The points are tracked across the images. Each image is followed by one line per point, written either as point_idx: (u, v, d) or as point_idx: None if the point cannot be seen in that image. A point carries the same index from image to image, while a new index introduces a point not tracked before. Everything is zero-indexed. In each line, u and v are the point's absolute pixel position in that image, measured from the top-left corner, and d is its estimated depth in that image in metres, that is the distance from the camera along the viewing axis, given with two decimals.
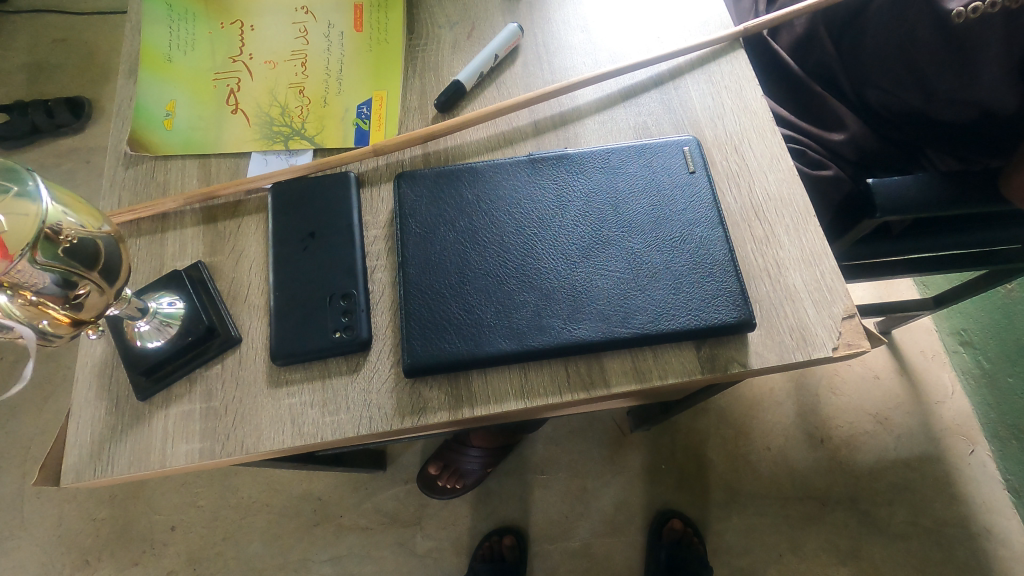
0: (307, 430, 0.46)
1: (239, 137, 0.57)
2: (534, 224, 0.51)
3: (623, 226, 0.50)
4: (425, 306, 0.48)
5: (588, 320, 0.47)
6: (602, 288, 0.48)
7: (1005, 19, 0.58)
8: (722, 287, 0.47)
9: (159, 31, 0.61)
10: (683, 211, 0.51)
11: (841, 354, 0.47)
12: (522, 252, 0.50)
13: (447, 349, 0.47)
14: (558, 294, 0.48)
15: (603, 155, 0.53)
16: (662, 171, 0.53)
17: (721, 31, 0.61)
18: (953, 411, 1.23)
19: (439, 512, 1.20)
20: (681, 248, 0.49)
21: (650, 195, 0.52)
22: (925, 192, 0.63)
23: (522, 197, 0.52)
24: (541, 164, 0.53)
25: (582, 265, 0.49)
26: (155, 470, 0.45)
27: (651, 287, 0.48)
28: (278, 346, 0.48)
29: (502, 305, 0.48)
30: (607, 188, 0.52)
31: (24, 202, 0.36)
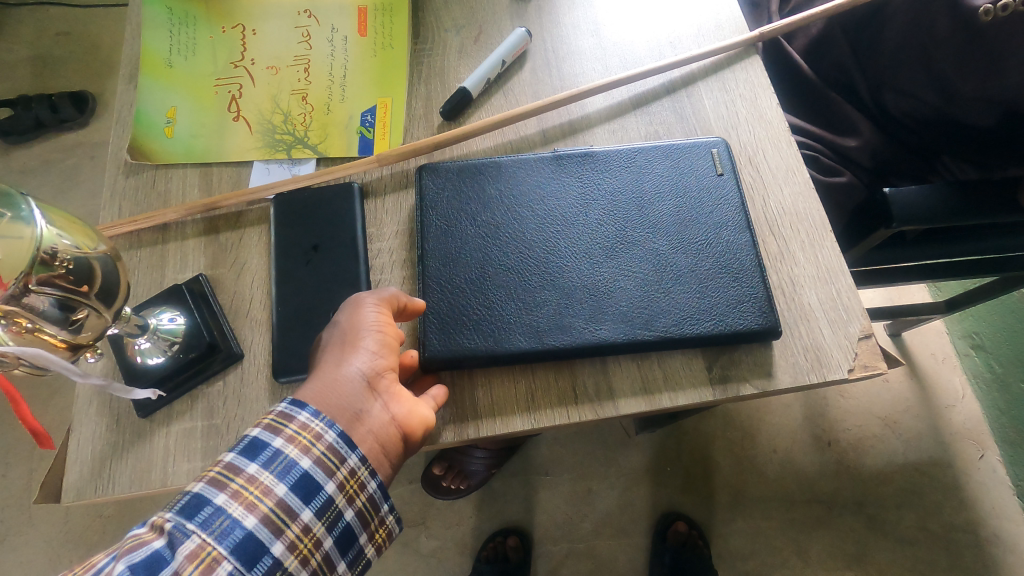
0: None
1: (240, 145, 0.56)
2: (557, 223, 0.50)
3: (649, 227, 0.49)
4: (447, 305, 0.47)
5: (610, 322, 0.46)
6: (626, 289, 0.47)
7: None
8: (747, 291, 0.46)
9: (159, 35, 0.59)
10: (710, 212, 0.50)
11: (856, 376, 0.45)
12: (545, 248, 0.49)
13: (465, 349, 0.46)
14: (581, 295, 0.47)
15: (629, 154, 0.52)
16: (688, 172, 0.51)
17: (736, 35, 0.59)
18: (963, 415, 1.22)
19: (443, 511, 1.22)
20: (707, 250, 0.48)
21: (677, 196, 0.51)
22: (940, 204, 0.61)
23: (546, 194, 0.51)
24: (564, 162, 0.52)
25: (606, 265, 0.48)
26: (156, 488, 0.45)
27: (674, 291, 0.47)
28: (281, 362, 0.47)
29: (523, 304, 0.47)
30: (632, 188, 0.51)
31: (17, 225, 0.35)
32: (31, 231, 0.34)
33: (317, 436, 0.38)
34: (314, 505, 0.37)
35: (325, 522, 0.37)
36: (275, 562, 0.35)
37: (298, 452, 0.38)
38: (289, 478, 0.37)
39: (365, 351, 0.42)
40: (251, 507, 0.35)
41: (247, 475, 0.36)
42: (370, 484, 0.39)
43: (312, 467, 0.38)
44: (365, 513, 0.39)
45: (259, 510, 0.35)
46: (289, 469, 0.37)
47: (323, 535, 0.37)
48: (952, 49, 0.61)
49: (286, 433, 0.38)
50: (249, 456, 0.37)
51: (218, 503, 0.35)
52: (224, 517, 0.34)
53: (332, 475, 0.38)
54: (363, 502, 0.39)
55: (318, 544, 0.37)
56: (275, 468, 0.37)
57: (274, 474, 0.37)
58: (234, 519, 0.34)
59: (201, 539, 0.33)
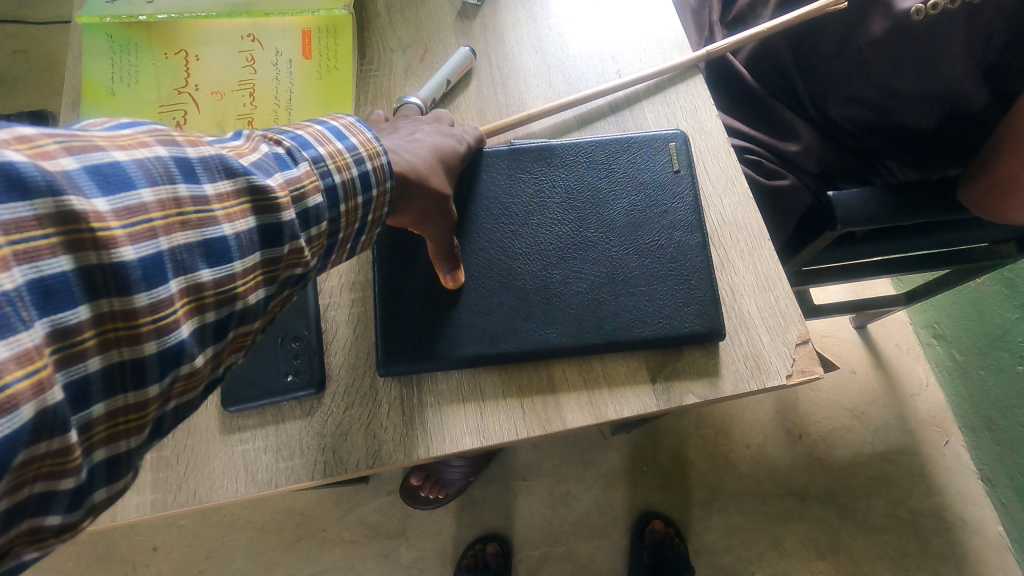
0: (262, 477, 0.45)
1: None
2: (515, 222, 0.51)
3: (604, 226, 0.50)
4: (409, 306, 0.48)
5: (561, 323, 0.47)
6: (578, 290, 0.48)
7: (966, 16, 0.58)
8: (694, 293, 0.48)
9: (99, 64, 0.58)
10: (662, 211, 0.51)
11: (794, 381, 0.47)
12: (502, 249, 0.50)
13: (419, 357, 0.47)
14: (535, 296, 0.48)
15: (586, 152, 0.53)
16: (643, 170, 0.53)
17: (677, 49, 0.60)
18: (928, 403, 1.25)
19: (422, 521, 1.23)
20: (658, 249, 0.50)
21: (630, 194, 0.52)
22: (881, 203, 0.61)
23: (505, 192, 0.52)
24: (522, 161, 0.53)
25: (560, 266, 0.49)
26: (108, 523, 0.45)
27: (623, 291, 0.48)
28: (230, 391, 0.47)
29: (479, 306, 0.48)
30: (590, 187, 0.52)
31: None
32: None
33: (376, 154, 0.37)
34: (367, 196, 0.36)
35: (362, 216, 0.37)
36: (334, 219, 0.34)
37: (369, 154, 0.36)
38: (361, 168, 0.36)
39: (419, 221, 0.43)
40: (338, 171, 0.34)
41: (334, 147, 0.35)
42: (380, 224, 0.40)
43: (370, 171, 0.36)
44: (372, 225, 0.39)
45: (343, 177, 0.34)
46: (360, 162, 0.36)
47: (357, 219, 0.36)
48: (887, 52, 0.64)
49: (358, 137, 0.36)
50: (336, 134, 0.36)
51: (316, 152, 0.34)
52: (322, 165, 0.33)
53: (379, 186, 0.37)
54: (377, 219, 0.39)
55: (352, 224, 0.36)
56: (353, 155, 0.35)
57: (351, 161, 0.35)
58: (325, 171, 0.33)
59: (310, 169, 0.32)
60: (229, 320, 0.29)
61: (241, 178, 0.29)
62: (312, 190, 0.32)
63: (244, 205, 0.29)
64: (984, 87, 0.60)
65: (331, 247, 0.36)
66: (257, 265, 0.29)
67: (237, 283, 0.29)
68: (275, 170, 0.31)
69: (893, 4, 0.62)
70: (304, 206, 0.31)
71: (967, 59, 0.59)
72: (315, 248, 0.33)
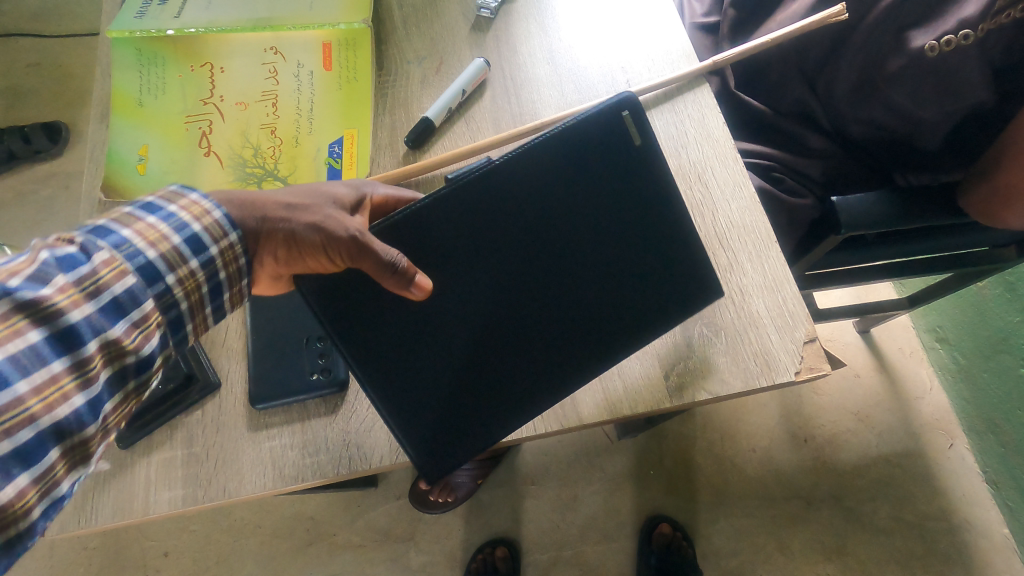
0: (288, 473, 0.47)
1: (211, 179, 0.58)
2: (475, 258, 0.45)
3: (590, 238, 0.47)
4: (390, 369, 0.45)
5: (557, 347, 0.47)
6: (566, 307, 0.47)
7: (978, 48, 0.59)
8: (691, 288, 0.49)
9: (128, 76, 0.61)
10: (643, 205, 0.48)
11: (802, 378, 0.48)
12: (467, 291, 0.45)
13: (413, 422, 0.45)
14: (532, 334, 0.46)
15: (544, 153, 0.45)
16: (614, 163, 0.46)
17: (684, 60, 0.62)
18: (931, 406, 1.27)
19: (431, 526, 1.24)
20: (648, 253, 0.48)
21: (605, 196, 0.47)
22: (884, 208, 0.63)
23: (451, 225, 0.45)
24: (473, 184, 0.45)
25: (541, 288, 0.46)
26: (140, 518, 0.46)
27: (624, 304, 0.48)
28: (258, 390, 0.49)
29: (458, 358, 0.46)
30: (548, 193, 0.46)
31: None
32: None
33: (204, 211, 0.44)
34: (200, 258, 0.43)
35: (207, 274, 0.44)
36: (158, 295, 0.41)
37: (193, 216, 0.43)
38: (184, 232, 0.42)
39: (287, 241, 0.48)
40: (150, 248, 0.40)
41: (146, 223, 0.41)
42: (241, 259, 0.46)
43: (202, 230, 0.43)
44: (232, 276, 0.46)
45: (156, 252, 0.41)
46: (183, 227, 0.42)
47: (202, 283, 0.43)
48: (904, 82, 0.65)
49: (179, 203, 0.43)
50: (146, 212, 0.42)
51: (121, 238, 0.40)
52: (128, 247, 0.40)
53: (217, 241, 0.44)
54: (236, 266, 0.46)
55: (191, 288, 0.43)
56: (172, 222, 0.42)
57: (171, 227, 0.42)
58: (137, 249, 0.40)
59: (108, 258, 0.38)
60: (33, 438, 0.34)
61: (9, 301, 0.34)
62: (111, 281, 0.38)
63: (20, 324, 0.34)
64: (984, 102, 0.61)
65: (178, 316, 0.43)
66: (54, 375, 0.35)
67: (26, 404, 0.33)
68: (59, 274, 0.36)
69: (908, 42, 0.64)
70: (103, 298, 0.37)
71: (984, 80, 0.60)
72: (146, 328, 0.40)
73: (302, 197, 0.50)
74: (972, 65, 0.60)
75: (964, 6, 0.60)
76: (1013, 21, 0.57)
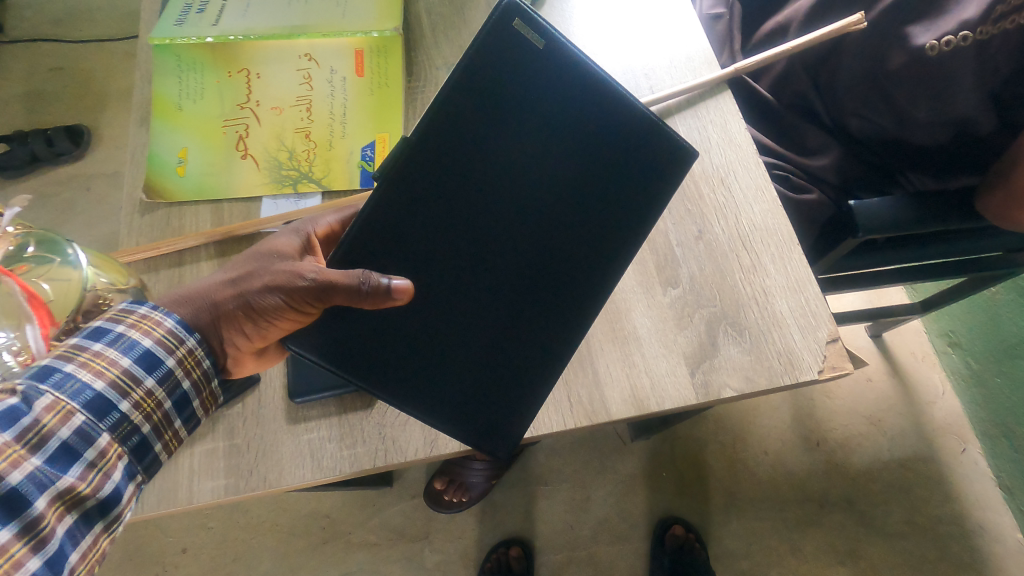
0: (326, 464, 0.49)
1: (249, 181, 0.60)
2: (457, 232, 0.45)
3: (546, 166, 0.45)
4: (392, 378, 0.45)
5: (550, 282, 0.46)
6: (549, 236, 0.46)
7: (976, 51, 0.61)
8: (664, 167, 0.47)
9: (168, 82, 0.63)
10: (574, 99, 0.44)
11: (825, 377, 0.49)
12: (454, 262, 0.45)
13: (437, 408, 0.45)
14: (527, 295, 0.46)
15: (444, 117, 0.44)
16: (529, 71, 0.43)
17: (706, 67, 0.64)
18: (944, 410, 1.27)
19: (445, 525, 1.26)
20: (607, 150, 0.46)
21: (530, 118, 0.44)
22: (901, 212, 0.64)
23: (421, 210, 0.45)
24: (412, 158, 0.44)
25: (524, 225, 0.46)
26: (183, 506, 0.48)
27: (601, 216, 0.47)
28: (297, 384, 0.51)
29: (455, 327, 0.46)
30: (492, 140, 0.44)
31: (66, 268, 0.47)
32: (77, 274, 0.47)
33: (156, 322, 0.45)
34: (154, 377, 0.44)
35: (165, 388, 0.45)
36: (113, 426, 0.42)
37: (142, 331, 0.44)
38: (133, 352, 0.43)
39: (248, 315, 0.47)
40: (98, 377, 0.41)
41: (93, 350, 0.42)
42: (205, 361, 0.47)
43: (154, 344, 0.44)
44: (198, 383, 0.47)
45: (104, 381, 0.42)
46: (132, 346, 0.43)
47: (162, 399, 0.45)
48: (902, 82, 0.67)
49: (127, 320, 0.44)
50: (93, 338, 0.43)
51: (65, 373, 0.40)
52: (75, 380, 0.40)
53: (172, 352, 0.45)
54: (200, 372, 0.47)
55: (149, 409, 0.44)
56: (120, 345, 0.43)
57: (119, 350, 0.43)
58: (84, 382, 0.41)
59: (53, 403, 0.39)
60: None
61: None
62: (56, 427, 0.38)
63: None
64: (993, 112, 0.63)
65: (141, 440, 0.44)
66: (10, 539, 0.35)
67: None
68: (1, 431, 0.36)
69: (910, 39, 0.65)
70: (50, 447, 0.38)
71: (976, 89, 0.62)
72: (106, 460, 0.41)
73: (243, 267, 0.49)
74: (970, 70, 0.62)
75: (965, 9, 0.62)
76: (1017, 28, 0.58)
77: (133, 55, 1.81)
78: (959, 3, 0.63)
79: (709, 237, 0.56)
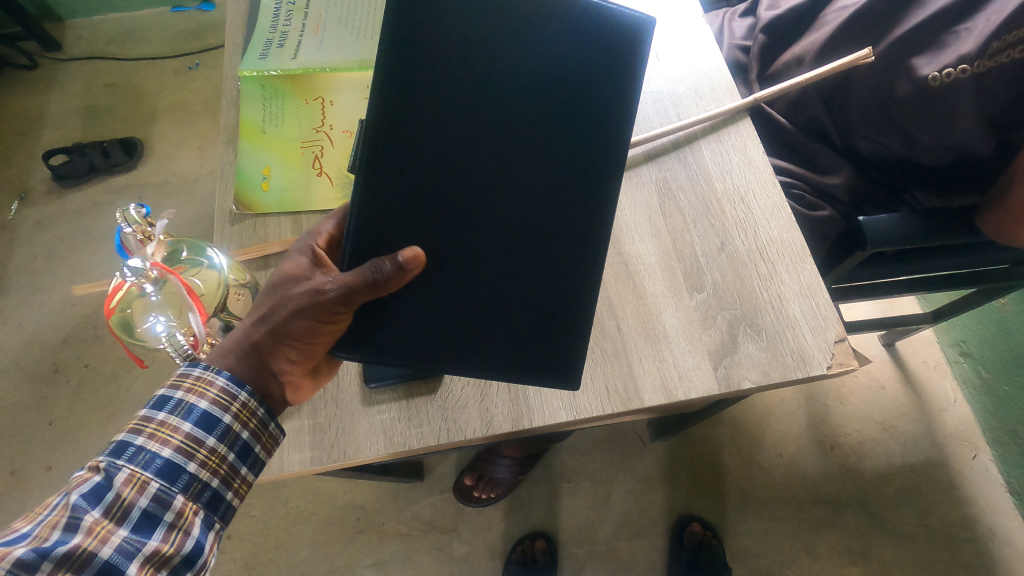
0: (397, 441, 0.57)
1: (324, 196, 0.68)
2: (466, 188, 0.51)
3: (505, 91, 0.51)
4: (433, 337, 0.52)
5: (551, 207, 0.52)
6: (536, 157, 0.52)
7: (974, 81, 0.68)
8: (596, 46, 0.51)
9: (253, 108, 0.72)
10: (481, 24, 0.50)
11: (834, 372, 0.56)
12: (467, 212, 0.51)
13: (482, 350, 0.52)
14: (545, 212, 0.52)
15: (389, 124, 0.49)
16: (457, 30, 0.49)
17: (728, 96, 0.71)
18: (955, 418, 1.32)
19: (473, 519, 1.33)
20: (536, 47, 0.51)
21: (462, 69, 0.50)
22: (906, 228, 0.71)
23: (427, 184, 0.51)
24: (393, 142, 0.50)
25: (515, 154, 0.51)
26: (276, 474, 0.56)
27: (567, 110, 0.52)
28: (370, 371, 0.59)
29: (478, 268, 0.52)
30: (457, 100, 0.50)
31: (211, 270, 0.56)
32: (219, 275, 0.56)
33: (209, 382, 0.51)
34: (213, 435, 0.50)
35: (227, 444, 0.50)
36: (185, 486, 0.48)
37: (194, 395, 0.50)
38: (192, 417, 0.49)
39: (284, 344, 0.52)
40: (162, 445, 0.48)
41: (158, 420, 0.49)
42: (259, 411, 0.52)
43: (209, 406, 0.50)
44: (257, 431, 0.53)
45: (169, 448, 0.48)
46: (191, 411, 0.49)
47: (225, 453, 0.50)
48: (909, 107, 0.74)
49: (181, 388, 0.50)
50: (158, 409, 0.49)
51: (135, 448, 0.47)
52: (145, 452, 0.47)
53: (227, 409, 0.51)
54: (254, 424, 0.52)
55: (216, 465, 0.50)
56: (180, 411, 0.49)
57: (180, 416, 0.49)
58: (153, 452, 0.47)
59: (126, 479, 0.45)
60: None
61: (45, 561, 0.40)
62: (134, 498, 0.45)
63: None
64: (992, 138, 0.70)
65: (213, 494, 0.49)
66: None
67: None
68: (85, 513, 0.43)
69: (914, 70, 0.72)
70: (132, 517, 0.45)
71: (974, 116, 0.69)
72: (183, 516, 0.47)
73: (260, 307, 0.54)
74: (969, 98, 0.68)
75: (963, 43, 0.68)
76: (1013, 61, 0.64)
77: (181, 73, 1.94)
78: (958, 37, 0.69)
79: (730, 248, 0.63)
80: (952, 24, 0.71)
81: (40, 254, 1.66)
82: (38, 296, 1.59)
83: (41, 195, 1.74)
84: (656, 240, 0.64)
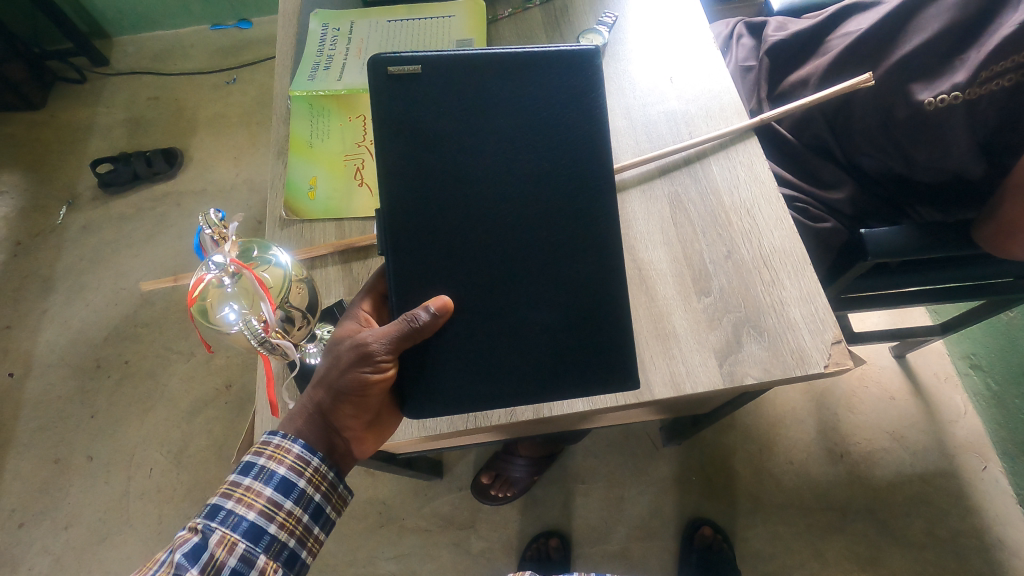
0: (429, 424, 0.63)
1: (365, 204, 0.75)
2: (480, 216, 0.58)
3: (497, 133, 0.59)
4: (465, 343, 0.58)
5: (556, 220, 0.59)
6: (533, 173, 0.59)
7: (966, 107, 0.73)
8: (551, 72, 0.60)
9: (303, 125, 0.80)
10: (455, 88, 0.58)
11: (830, 370, 0.61)
12: (485, 236, 0.58)
13: (510, 357, 0.58)
14: (557, 234, 0.58)
15: (402, 192, 0.58)
16: (435, 93, 0.58)
17: (736, 117, 0.77)
18: (965, 429, 1.34)
19: (490, 516, 1.38)
20: (502, 93, 0.59)
21: (449, 119, 0.58)
22: (904, 241, 0.75)
23: (445, 221, 0.58)
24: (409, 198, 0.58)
25: (514, 175, 0.59)
26: None
27: (546, 128, 0.59)
28: None
29: (501, 280, 0.58)
30: (452, 146, 0.58)
31: (276, 266, 0.63)
32: (282, 271, 0.63)
33: (286, 450, 0.58)
34: (290, 499, 0.57)
35: (302, 507, 0.58)
36: (267, 546, 0.55)
37: (274, 461, 0.57)
38: (272, 481, 0.57)
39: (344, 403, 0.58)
40: (248, 507, 0.55)
41: (244, 485, 0.56)
42: (329, 474, 0.60)
43: (287, 472, 0.57)
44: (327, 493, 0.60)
45: (253, 510, 0.55)
46: (271, 477, 0.57)
47: (300, 515, 0.58)
48: (907, 129, 0.79)
49: (263, 454, 0.58)
50: (243, 474, 0.57)
51: (225, 511, 0.54)
52: (234, 515, 0.54)
53: (302, 475, 0.58)
54: (325, 485, 0.60)
55: (292, 526, 0.57)
56: (263, 477, 0.57)
57: (262, 480, 0.56)
58: (240, 516, 0.54)
59: (219, 539, 0.53)
60: None
61: None
62: (225, 557, 0.52)
63: None
64: (982, 161, 0.75)
65: (290, 553, 0.56)
66: None
67: None
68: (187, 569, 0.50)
69: (912, 95, 0.77)
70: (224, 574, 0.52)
71: (967, 141, 0.74)
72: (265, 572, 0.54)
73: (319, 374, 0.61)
74: (960, 121, 0.74)
75: (956, 74, 0.74)
76: (1001, 89, 0.71)
77: (219, 88, 2.05)
78: (953, 67, 0.75)
79: (736, 256, 0.68)
80: (949, 53, 0.76)
81: (85, 256, 1.76)
82: (83, 295, 1.69)
83: (87, 200, 1.84)
84: (667, 247, 0.70)
